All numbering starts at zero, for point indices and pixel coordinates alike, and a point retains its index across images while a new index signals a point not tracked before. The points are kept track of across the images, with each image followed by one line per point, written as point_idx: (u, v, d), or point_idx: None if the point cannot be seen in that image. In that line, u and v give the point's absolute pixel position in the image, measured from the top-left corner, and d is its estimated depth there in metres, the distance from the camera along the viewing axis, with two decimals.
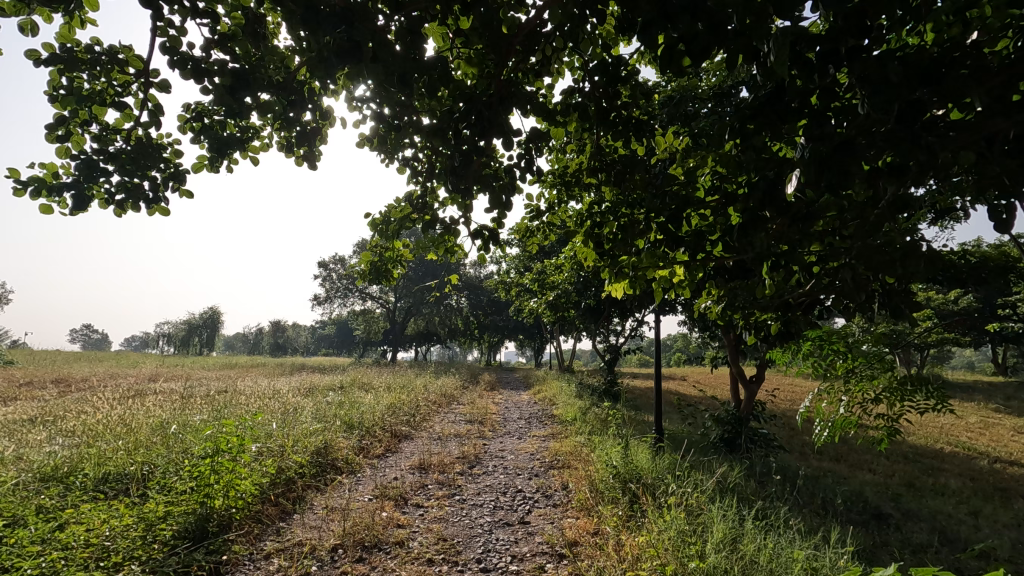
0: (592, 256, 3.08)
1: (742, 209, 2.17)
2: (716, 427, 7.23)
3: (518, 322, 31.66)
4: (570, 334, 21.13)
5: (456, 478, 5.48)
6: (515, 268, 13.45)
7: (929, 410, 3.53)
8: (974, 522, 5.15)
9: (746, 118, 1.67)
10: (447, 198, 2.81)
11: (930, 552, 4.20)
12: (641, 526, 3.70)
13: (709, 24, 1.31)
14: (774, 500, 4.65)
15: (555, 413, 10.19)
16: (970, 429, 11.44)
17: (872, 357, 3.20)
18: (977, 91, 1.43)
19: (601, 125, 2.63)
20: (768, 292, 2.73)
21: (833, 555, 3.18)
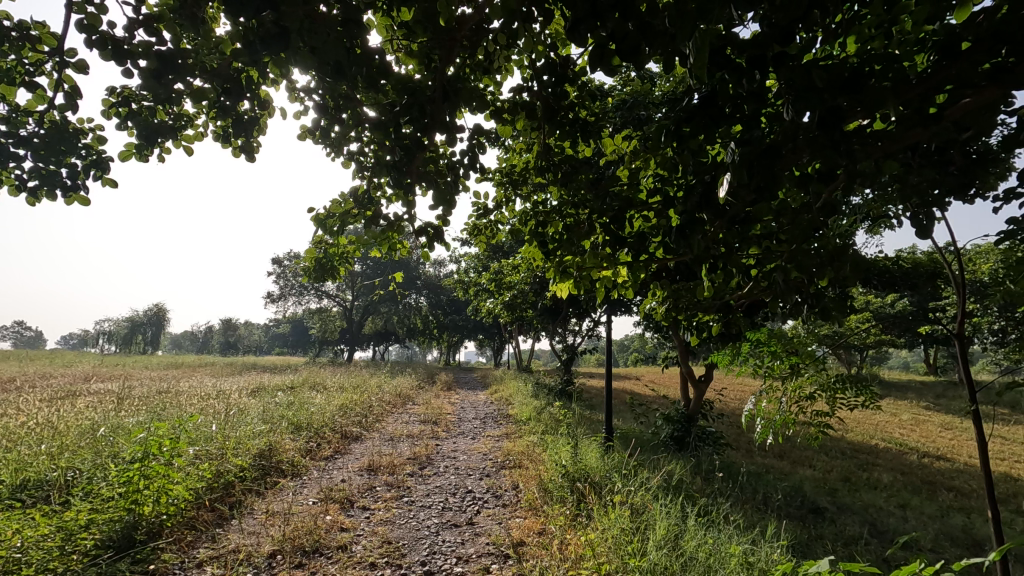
0: (539, 256, 3.08)
1: (681, 211, 2.21)
2: (666, 426, 7.39)
3: (478, 323, 31.61)
4: (528, 334, 21.21)
5: (405, 480, 5.40)
6: (473, 267, 13.39)
7: (859, 407, 3.64)
8: (902, 514, 5.43)
9: (681, 121, 1.68)
10: (392, 194, 2.75)
11: (861, 544, 4.39)
12: (586, 525, 3.72)
13: (637, 25, 1.31)
14: (716, 497, 4.77)
15: (511, 413, 10.19)
16: (903, 426, 12.10)
17: (807, 357, 3.30)
18: (894, 100, 1.49)
19: (548, 124, 2.63)
20: (708, 294, 2.80)
21: (769, 549, 3.28)
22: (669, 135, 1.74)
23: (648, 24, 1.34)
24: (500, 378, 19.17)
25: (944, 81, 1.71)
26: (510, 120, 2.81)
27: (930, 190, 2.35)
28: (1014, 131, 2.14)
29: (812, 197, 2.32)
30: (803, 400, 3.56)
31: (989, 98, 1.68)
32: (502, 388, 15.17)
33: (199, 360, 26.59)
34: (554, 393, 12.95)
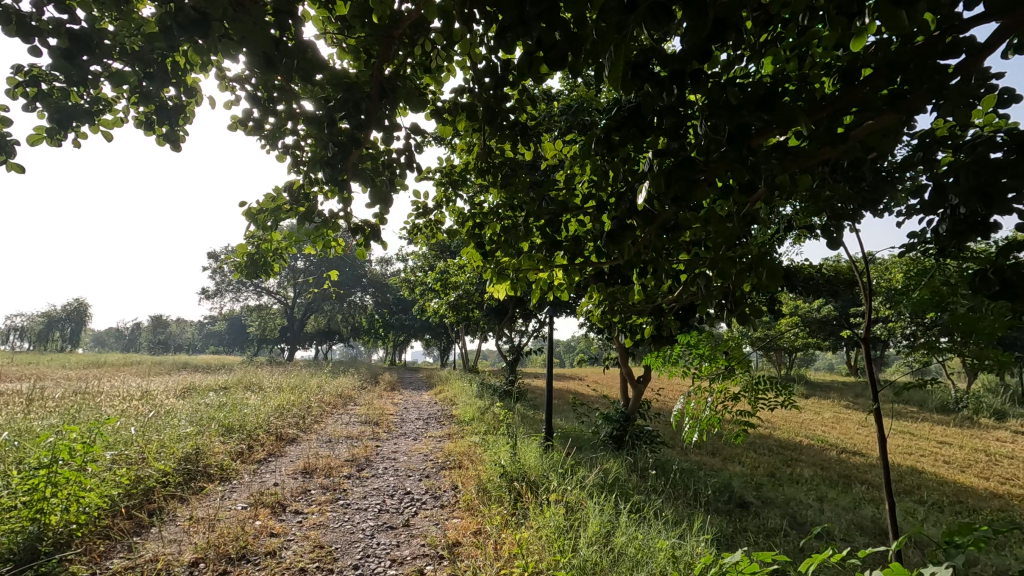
0: (477, 256, 3.08)
1: (612, 217, 2.27)
2: (606, 425, 7.57)
3: (425, 323, 31.30)
4: (475, 334, 21.21)
5: (341, 482, 5.27)
6: (419, 266, 13.25)
7: (779, 407, 3.82)
8: (819, 506, 5.79)
9: (611, 129, 1.73)
10: (326, 189, 2.68)
11: (780, 535, 4.65)
12: (521, 523, 3.76)
13: (564, 35, 1.34)
14: (649, 494, 4.93)
15: (454, 413, 10.15)
16: (825, 423, 12.92)
17: (733, 360, 3.45)
18: (803, 119, 1.59)
19: (488, 126, 2.65)
20: (640, 297, 2.89)
21: (694, 542, 3.42)
22: (599, 143, 1.79)
23: (575, 34, 1.37)
24: (445, 378, 19.06)
25: (850, 103, 1.83)
26: (451, 120, 2.81)
27: (842, 204, 2.51)
28: (913, 153, 2.32)
29: (735, 207, 2.43)
30: (728, 400, 3.70)
31: (888, 122, 1.82)
32: (447, 388, 15.10)
33: (124, 358, 25.03)
34: (499, 393, 13.00)
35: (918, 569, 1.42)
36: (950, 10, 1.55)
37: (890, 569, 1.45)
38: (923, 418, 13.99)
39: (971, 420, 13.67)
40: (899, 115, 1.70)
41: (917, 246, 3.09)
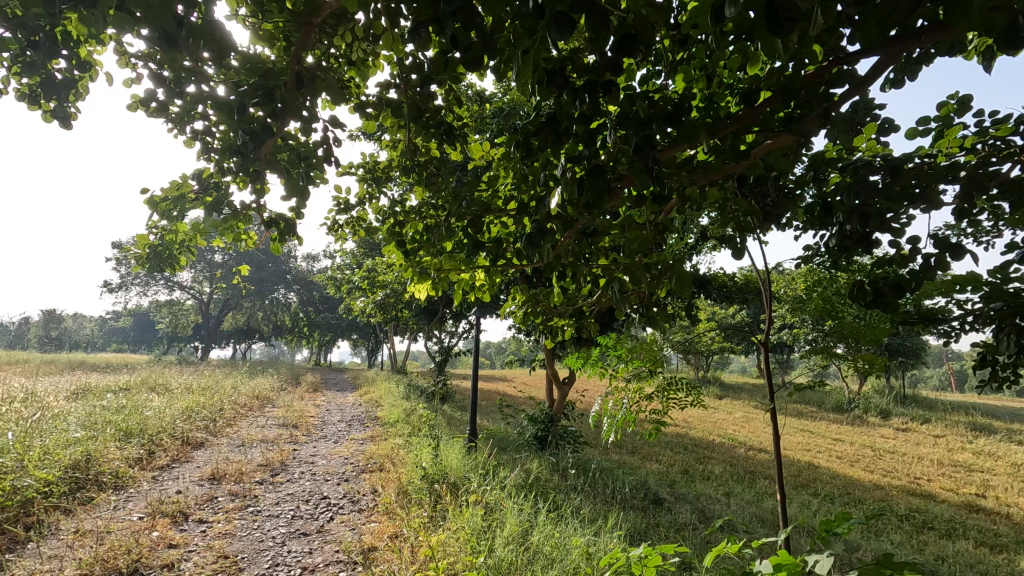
0: (399, 255, 3.02)
1: (531, 220, 2.30)
2: (531, 425, 7.67)
3: (353, 323, 30.43)
4: (404, 334, 20.87)
5: (253, 489, 5.01)
6: (347, 263, 12.87)
7: (689, 406, 3.94)
8: (726, 501, 6.15)
9: (529, 134, 1.77)
10: (238, 178, 2.54)
11: (689, 529, 4.90)
12: (440, 525, 3.74)
13: (480, 37, 1.35)
14: (569, 493, 5.04)
15: (379, 415, 9.94)
16: (736, 422, 13.77)
17: (647, 361, 3.58)
18: (706, 134, 1.69)
19: (414, 123, 2.62)
20: (559, 300, 2.94)
21: (607, 539, 3.53)
22: (518, 147, 1.82)
23: (491, 37, 1.39)
24: (371, 380, 18.61)
25: (751, 122, 1.95)
26: (376, 115, 2.75)
27: (746, 217, 2.68)
28: (808, 171, 2.52)
29: (650, 216, 2.54)
30: (643, 399, 3.74)
31: (783, 142, 1.96)
32: (373, 389, 14.75)
33: (8, 356, 22.59)
34: (426, 395, 12.85)
35: (802, 556, 1.51)
36: (836, 43, 1.69)
37: (778, 557, 1.53)
38: (821, 418, 15.23)
39: (861, 419, 15.03)
40: (793, 137, 1.83)
41: (812, 258, 3.35)
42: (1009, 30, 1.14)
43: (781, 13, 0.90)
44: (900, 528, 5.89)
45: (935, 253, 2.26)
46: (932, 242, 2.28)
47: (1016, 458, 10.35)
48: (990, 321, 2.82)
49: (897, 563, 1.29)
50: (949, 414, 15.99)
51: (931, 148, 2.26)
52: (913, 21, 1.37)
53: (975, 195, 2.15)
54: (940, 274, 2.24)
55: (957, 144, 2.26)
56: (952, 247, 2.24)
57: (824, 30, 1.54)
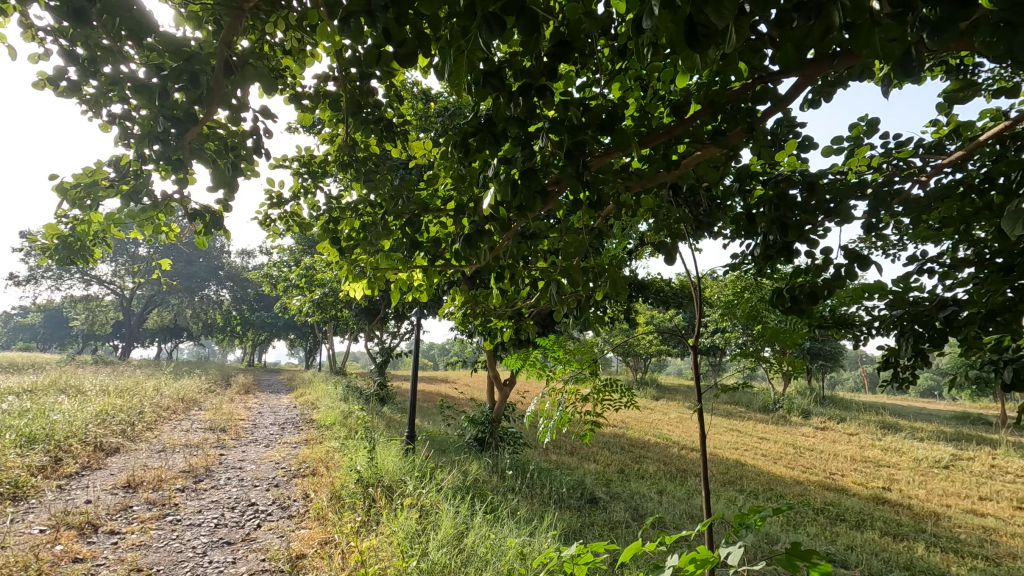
0: (334, 253, 2.93)
1: (470, 221, 2.30)
2: (471, 427, 7.65)
3: (290, 322, 29.35)
4: (345, 335, 20.33)
5: (173, 496, 4.73)
6: (284, 260, 12.41)
7: (622, 407, 3.94)
8: (658, 498, 6.36)
9: (467, 134, 1.77)
10: (159, 167, 2.39)
11: (622, 527, 5.03)
12: (373, 529, 3.66)
13: (414, 33, 1.34)
14: (506, 494, 5.06)
15: (314, 417, 9.63)
16: (670, 422, 14.27)
17: (584, 362, 3.63)
18: (637, 141, 1.74)
19: (352, 118, 2.56)
20: (498, 301, 2.95)
21: (541, 539, 3.56)
22: (456, 147, 1.82)
23: (426, 35, 1.38)
24: (307, 381, 17.99)
25: (681, 133, 2.04)
26: (313, 107, 2.69)
27: (678, 225, 2.79)
28: (735, 183, 2.65)
29: (586, 220, 2.60)
30: (578, 401, 3.68)
31: (711, 154, 2.05)
32: (309, 391, 14.25)
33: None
34: (365, 396, 12.57)
35: (717, 550, 1.57)
36: (759, 62, 1.79)
37: (694, 551, 1.58)
38: (749, 418, 16.04)
39: (784, 418, 15.94)
40: (719, 150, 1.92)
41: (738, 265, 3.52)
42: (904, 59, 1.23)
43: (697, 30, 0.93)
44: (816, 520, 6.29)
45: (845, 264, 2.42)
46: (842, 253, 2.45)
47: (917, 454, 11.29)
48: (893, 327, 3.06)
49: (801, 550, 1.37)
50: (861, 413, 17.24)
51: (842, 166, 2.44)
52: (825, 45, 1.46)
53: (880, 210, 2.33)
54: (848, 283, 2.41)
55: (866, 163, 2.43)
56: (860, 259, 2.42)
57: (747, 49, 1.62)
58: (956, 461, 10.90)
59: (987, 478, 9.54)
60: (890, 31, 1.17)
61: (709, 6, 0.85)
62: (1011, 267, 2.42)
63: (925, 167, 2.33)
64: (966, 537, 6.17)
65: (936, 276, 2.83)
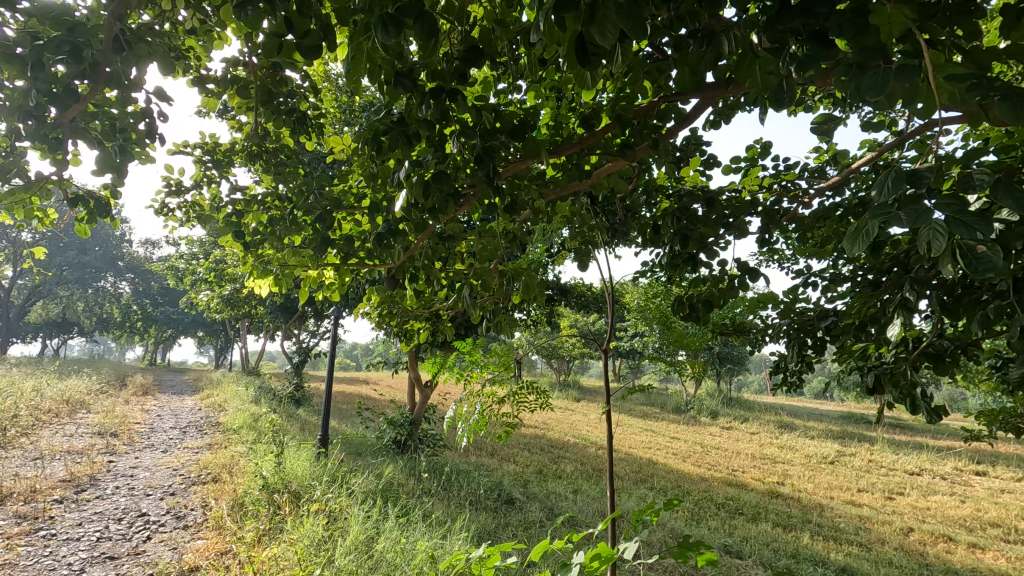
0: (238, 247, 2.78)
1: (382, 220, 2.26)
2: (389, 429, 7.50)
3: (199, 319, 27.49)
4: (259, 333, 19.29)
5: (48, 509, 4.28)
6: (192, 253, 11.59)
7: (537, 407, 4.01)
8: (572, 497, 6.54)
9: (378, 132, 1.74)
10: (35, 145, 2.16)
11: (536, 526, 5.12)
12: (277, 537, 3.50)
13: (319, 23, 1.30)
14: (421, 497, 5.00)
15: (221, 420, 9.06)
16: (589, 423, 14.72)
17: (502, 365, 3.65)
18: (546, 150, 1.78)
19: (263, 106, 2.45)
20: (413, 302, 2.92)
21: (453, 541, 3.55)
22: (367, 144, 1.78)
23: (331, 27, 1.35)
24: (215, 382, 16.89)
25: (592, 144, 2.11)
26: (221, 93, 2.54)
27: (592, 233, 2.88)
28: (644, 195, 2.77)
29: (502, 224, 2.63)
30: (494, 403, 3.72)
31: (620, 166, 2.13)
32: (216, 392, 13.38)
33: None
34: (279, 398, 11.99)
35: (616, 546, 1.61)
36: (663, 82, 1.89)
37: (595, 548, 1.61)
38: (662, 418, 16.85)
39: (694, 419, 16.87)
40: (626, 163, 2.01)
41: (649, 273, 3.69)
42: (777, 90, 1.37)
43: (588, 49, 0.98)
44: (717, 514, 6.70)
45: (739, 276, 2.61)
46: (736, 265, 2.64)
47: (808, 450, 12.33)
48: (783, 335, 3.33)
49: (691, 542, 1.46)
50: (762, 413, 18.57)
51: (740, 184, 2.62)
52: (717, 72, 1.57)
53: (770, 227, 2.53)
54: (741, 293, 2.59)
55: (759, 183, 2.63)
56: (750, 271, 2.61)
57: (651, 69, 1.70)
58: (840, 456, 12.00)
59: (865, 471, 10.58)
60: (767, 64, 1.31)
61: (595, 27, 0.90)
62: (877, 282, 2.70)
63: (810, 189, 2.54)
64: (845, 526, 6.81)
65: (819, 288, 3.11)
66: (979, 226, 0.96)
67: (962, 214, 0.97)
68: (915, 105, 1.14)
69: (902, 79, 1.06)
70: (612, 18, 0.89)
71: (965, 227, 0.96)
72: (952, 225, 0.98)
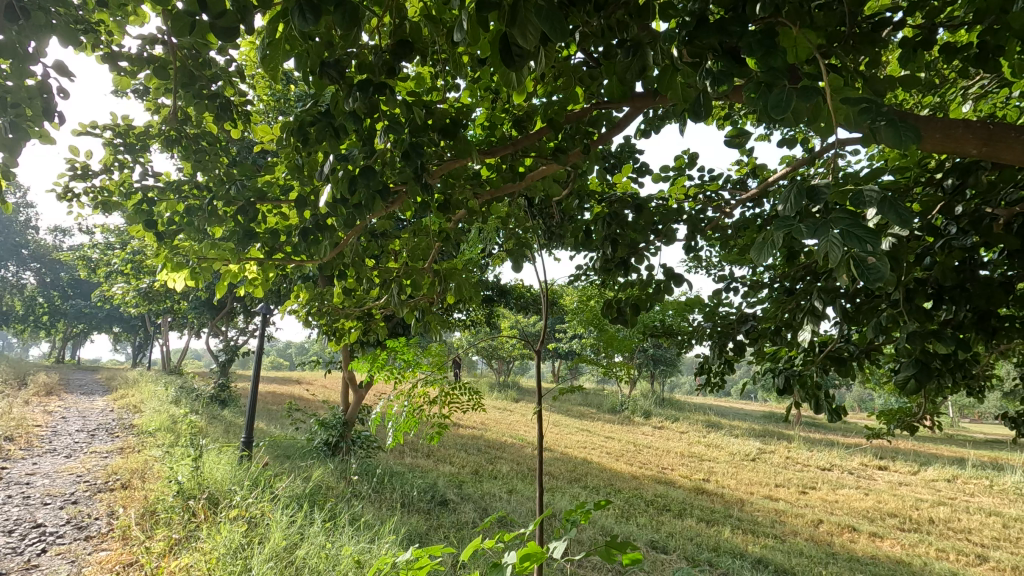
0: (151, 238, 2.60)
1: (310, 213, 2.18)
2: (320, 431, 7.26)
3: (115, 314, 25.65)
4: (183, 329, 18.19)
5: None
6: (107, 243, 10.77)
7: (470, 408, 3.99)
8: (506, 497, 6.57)
9: (304, 123, 1.67)
10: None
11: (469, 527, 5.11)
12: (190, 546, 3.31)
13: (237, 4, 1.23)
14: (350, 500, 4.87)
15: (135, 422, 8.48)
16: (526, 423, 14.87)
17: (435, 365, 3.60)
18: (478, 149, 1.78)
19: (183, 90, 2.30)
20: (342, 299, 2.83)
21: (380, 545, 3.48)
22: (292, 134, 1.71)
23: (250, 8, 1.28)
24: (131, 381, 15.76)
25: (527, 147, 2.13)
26: (136, 71, 2.37)
27: (527, 235, 2.90)
28: (579, 200, 2.83)
29: (437, 224, 2.61)
30: (426, 403, 3.66)
31: (553, 169, 2.16)
32: (132, 392, 12.49)
33: None
34: (202, 398, 11.34)
35: (545, 546, 1.61)
36: (595, 89, 1.92)
37: (525, 547, 1.59)
38: (598, 418, 17.28)
39: (628, 418, 17.39)
40: (558, 167, 2.03)
41: (583, 276, 3.76)
42: (696, 104, 1.38)
43: (512, 49, 0.99)
44: (646, 511, 6.93)
45: (665, 281, 2.71)
46: (663, 271, 2.73)
47: (732, 448, 12.98)
48: (707, 338, 3.48)
49: (618, 541, 1.48)
50: (691, 413, 19.40)
51: (668, 193, 2.72)
52: (644, 81, 1.62)
53: (695, 234, 2.64)
54: (666, 297, 2.69)
55: (686, 192, 2.74)
56: (676, 277, 2.72)
57: (583, 76, 1.74)
58: (761, 453, 12.71)
59: (782, 468, 11.25)
60: (687, 77, 1.37)
61: (517, 28, 0.90)
62: (792, 289, 2.88)
63: (732, 199, 2.68)
64: (762, 519, 7.22)
65: (741, 294, 3.27)
66: (868, 238, 1.03)
67: (855, 227, 1.03)
68: (818, 124, 1.20)
69: (803, 99, 1.12)
70: (533, 20, 0.90)
71: (857, 240, 1.01)
72: (847, 238, 1.03)
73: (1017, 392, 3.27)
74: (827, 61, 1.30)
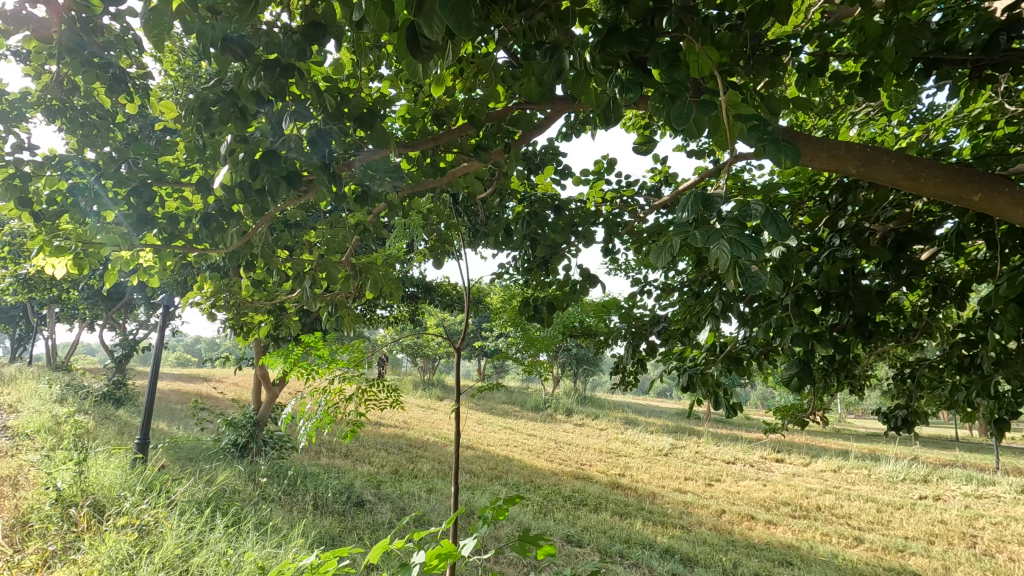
0: (25, 218, 2.33)
1: (214, 199, 2.04)
2: (228, 431, 6.84)
3: None
4: (72, 320, 16.51)
5: None
6: None
7: (387, 406, 3.89)
8: (426, 496, 6.50)
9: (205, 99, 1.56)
10: None
11: (385, 527, 5.01)
12: (68, 558, 3.01)
13: None
14: (257, 504, 4.61)
15: (10, 423, 7.60)
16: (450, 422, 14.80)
17: (352, 362, 3.48)
18: (394, 141, 1.74)
19: (68, 56, 2.07)
20: (251, 291, 2.68)
21: (286, 550, 3.32)
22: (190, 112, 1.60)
23: None
24: (7, 378, 14.10)
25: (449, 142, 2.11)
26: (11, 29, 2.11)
27: (449, 231, 2.87)
28: (502, 198, 2.83)
29: (355, 217, 2.53)
30: (341, 402, 3.53)
31: (474, 167, 2.16)
32: (7, 390, 11.18)
33: None
34: (93, 396, 10.35)
35: (458, 544, 1.58)
36: (517, 88, 1.93)
37: (437, 547, 1.55)
38: (521, 415, 17.49)
39: (551, 416, 17.74)
40: (479, 164, 2.03)
41: (506, 274, 3.77)
42: (608, 109, 1.43)
43: (420, 39, 0.98)
44: (564, 506, 7.10)
45: (582, 281, 2.78)
46: (581, 272, 2.80)
47: (647, 444, 13.57)
48: (623, 338, 3.60)
49: (532, 535, 1.48)
50: (611, 411, 20.10)
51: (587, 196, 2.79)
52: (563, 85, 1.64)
53: (612, 237, 2.73)
54: (583, 297, 2.76)
55: (604, 196, 2.84)
56: (593, 278, 2.80)
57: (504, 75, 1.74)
58: (673, 449, 13.39)
59: (691, 461, 11.92)
60: (600, 83, 1.41)
61: (422, 17, 0.89)
62: (699, 293, 3.04)
63: (647, 205, 2.79)
64: (672, 511, 7.61)
65: (654, 296, 3.42)
66: (753, 246, 1.09)
67: (743, 236, 1.10)
68: (715, 136, 1.27)
69: (700, 112, 1.18)
70: (438, 12, 0.88)
71: (742, 248, 1.08)
72: (735, 246, 1.10)
73: (891, 390, 3.63)
74: (728, 78, 1.39)
